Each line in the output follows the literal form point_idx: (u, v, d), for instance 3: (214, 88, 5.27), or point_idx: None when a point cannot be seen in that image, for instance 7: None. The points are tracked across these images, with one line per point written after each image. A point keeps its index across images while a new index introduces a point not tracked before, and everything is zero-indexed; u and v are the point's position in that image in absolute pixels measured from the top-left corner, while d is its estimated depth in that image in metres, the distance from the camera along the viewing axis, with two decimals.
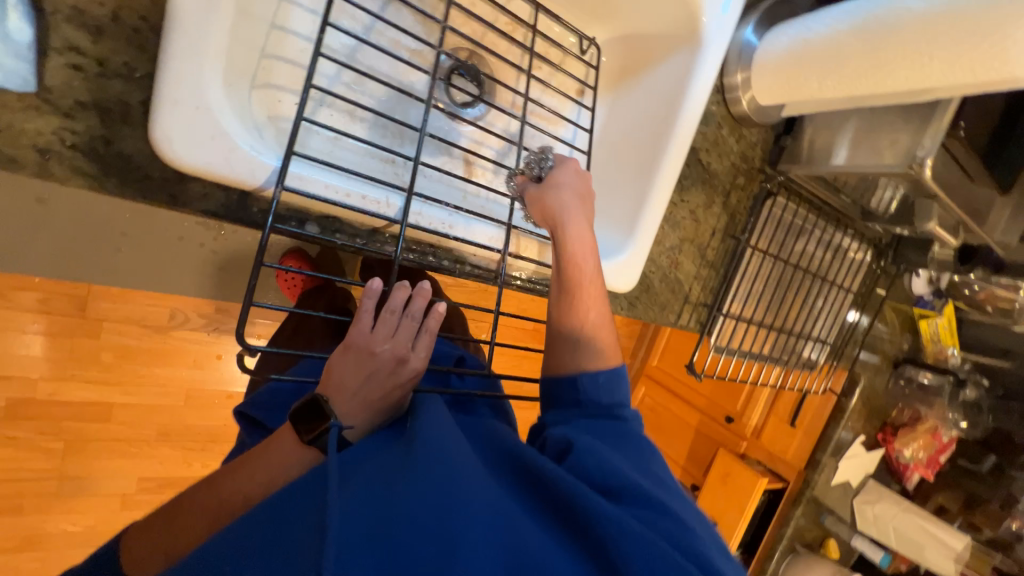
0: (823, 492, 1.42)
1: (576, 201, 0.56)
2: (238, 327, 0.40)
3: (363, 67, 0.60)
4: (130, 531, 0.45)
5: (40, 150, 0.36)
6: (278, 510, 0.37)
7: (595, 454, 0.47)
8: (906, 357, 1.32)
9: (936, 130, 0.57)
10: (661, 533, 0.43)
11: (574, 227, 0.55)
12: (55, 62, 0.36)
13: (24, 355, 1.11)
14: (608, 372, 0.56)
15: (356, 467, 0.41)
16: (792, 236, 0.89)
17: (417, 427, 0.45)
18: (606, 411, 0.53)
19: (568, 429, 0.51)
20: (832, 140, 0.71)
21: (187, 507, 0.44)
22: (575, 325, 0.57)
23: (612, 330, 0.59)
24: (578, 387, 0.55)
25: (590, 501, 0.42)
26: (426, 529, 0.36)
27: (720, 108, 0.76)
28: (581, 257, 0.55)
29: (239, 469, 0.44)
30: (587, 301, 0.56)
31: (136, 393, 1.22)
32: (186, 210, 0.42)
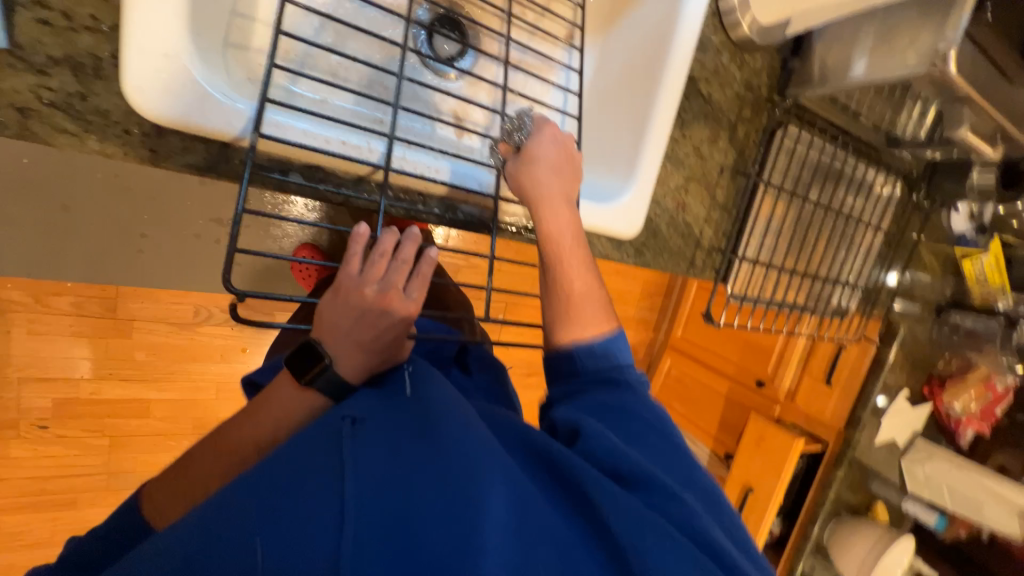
0: (865, 451, 1.34)
1: (551, 173, 0.54)
2: (224, 270, 0.40)
3: (342, 24, 0.58)
4: (146, 486, 0.46)
5: (19, 109, 0.37)
6: (278, 455, 0.37)
7: (608, 438, 0.46)
8: (949, 302, 1.23)
9: (957, 18, 0.51)
10: (675, 520, 0.42)
11: (550, 196, 0.54)
12: (22, 17, 0.36)
13: (69, 356, 1.15)
14: (601, 339, 0.54)
15: (364, 433, 0.38)
16: (811, 171, 0.84)
17: (425, 399, 0.43)
18: (618, 397, 0.51)
19: (579, 411, 0.49)
20: (849, 52, 0.65)
21: (204, 460, 0.44)
22: (563, 292, 0.55)
23: (602, 293, 0.57)
24: (575, 368, 0.54)
25: (603, 492, 0.42)
26: (442, 520, 0.34)
27: (718, 35, 0.71)
28: (558, 233, 0.54)
29: (246, 418, 0.45)
30: (568, 267, 0.54)
31: (170, 389, 1.27)
32: (168, 165, 0.43)
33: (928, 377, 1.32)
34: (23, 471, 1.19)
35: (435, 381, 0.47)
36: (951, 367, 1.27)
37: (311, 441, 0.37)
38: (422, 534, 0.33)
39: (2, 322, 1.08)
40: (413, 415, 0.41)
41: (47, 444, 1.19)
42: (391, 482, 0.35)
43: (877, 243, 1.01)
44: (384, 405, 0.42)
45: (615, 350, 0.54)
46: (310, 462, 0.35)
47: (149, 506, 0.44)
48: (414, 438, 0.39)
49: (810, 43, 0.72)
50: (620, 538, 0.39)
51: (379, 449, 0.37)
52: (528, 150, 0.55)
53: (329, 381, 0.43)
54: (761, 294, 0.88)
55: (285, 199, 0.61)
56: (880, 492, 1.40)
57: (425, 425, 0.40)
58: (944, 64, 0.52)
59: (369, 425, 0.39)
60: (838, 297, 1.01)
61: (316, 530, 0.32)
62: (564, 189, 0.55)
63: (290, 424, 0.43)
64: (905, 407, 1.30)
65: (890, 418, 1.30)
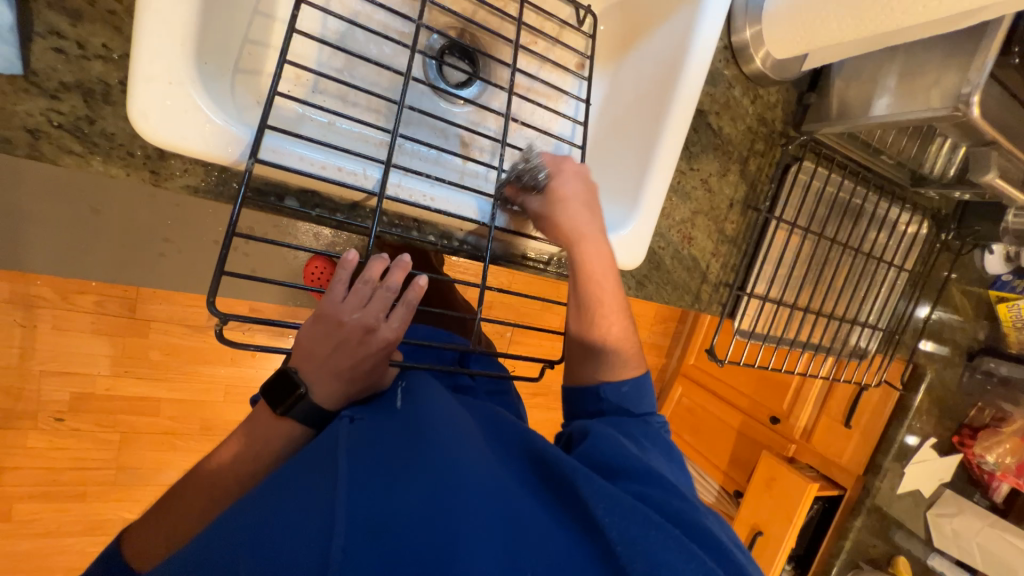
0: (885, 500, 1.26)
1: (583, 210, 0.55)
2: (208, 297, 0.41)
3: (353, 51, 0.59)
4: (128, 533, 0.46)
5: (30, 130, 0.39)
6: (259, 498, 0.38)
7: (614, 442, 0.50)
8: (981, 347, 1.15)
9: (982, 62, 0.50)
10: (670, 517, 0.45)
11: (586, 242, 0.55)
12: (39, 46, 0.38)
13: (88, 353, 1.15)
14: (631, 383, 0.60)
15: (362, 437, 0.41)
16: (828, 209, 0.81)
17: (413, 406, 0.46)
18: (629, 422, 0.57)
19: (595, 423, 0.55)
20: (869, 90, 0.63)
21: (188, 495, 0.44)
22: (602, 334, 0.59)
23: (635, 341, 0.62)
24: (603, 402, 0.59)
25: (589, 483, 0.43)
26: (423, 517, 0.35)
27: (731, 69, 0.70)
28: (599, 277, 0.56)
29: (225, 451, 0.45)
30: (608, 314, 0.59)
31: (179, 388, 1.25)
32: (168, 186, 0.44)
33: (959, 426, 1.20)
34: (34, 461, 1.18)
35: (430, 388, 0.50)
36: (984, 417, 1.18)
37: (312, 457, 0.40)
38: (405, 529, 0.34)
39: (28, 317, 1.07)
40: (405, 420, 0.44)
41: (60, 436, 1.18)
42: (390, 479, 0.38)
43: (899, 283, 0.96)
44: (376, 415, 0.45)
45: (643, 395, 0.60)
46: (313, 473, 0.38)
47: (132, 549, 0.44)
48: (407, 435, 0.42)
49: (829, 80, 0.70)
50: (613, 541, 0.40)
51: (377, 452, 0.40)
52: (552, 193, 0.56)
53: (307, 408, 0.43)
54: (769, 331, 0.84)
55: (291, 223, 0.59)
56: (903, 545, 1.29)
57: (420, 430, 0.43)
58: (969, 109, 0.50)
59: (370, 433, 0.42)
60: (856, 337, 0.96)
61: (319, 529, 0.34)
62: (598, 228, 0.56)
63: (272, 455, 0.44)
64: (933, 458, 1.20)
65: (915, 468, 1.21)
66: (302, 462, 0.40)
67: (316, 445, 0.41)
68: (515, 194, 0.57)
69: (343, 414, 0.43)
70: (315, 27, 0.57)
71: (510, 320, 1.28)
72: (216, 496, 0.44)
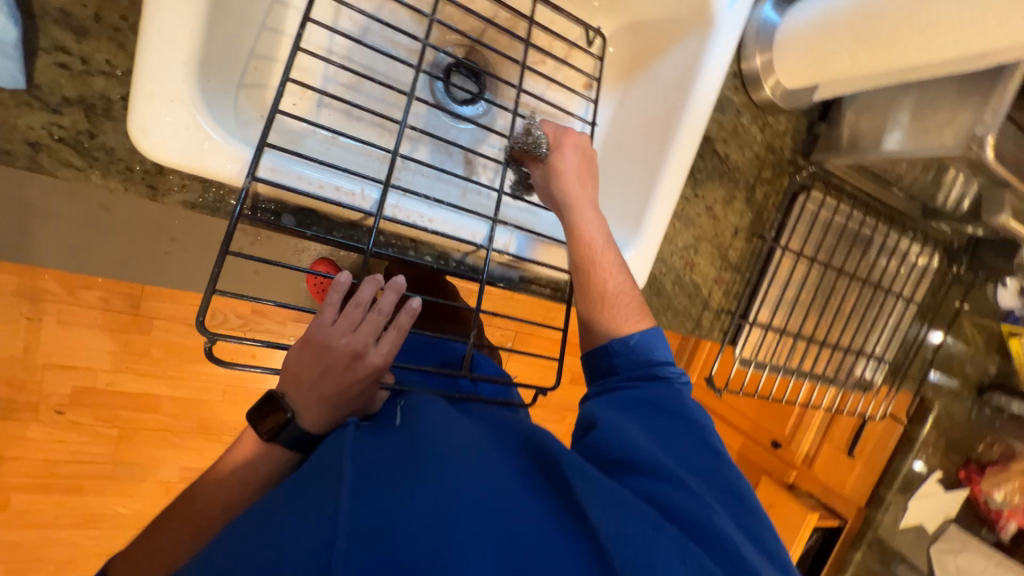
0: (889, 533, 1.25)
1: (577, 182, 0.56)
2: (198, 317, 0.41)
3: (360, 67, 0.59)
4: (113, 560, 0.45)
5: (31, 144, 0.39)
6: (237, 528, 0.37)
7: (620, 431, 0.45)
8: (992, 382, 1.12)
9: (999, 101, 0.48)
10: (680, 514, 0.40)
11: (579, 210, 0.55)
12: (43, 61, 0.38)
13: (90, 348, 1.14)
14: (638, 334, 0.53)
15: (365, 448, 0.42)
16: (837, 238, 0.79)
17: (418, 416, 0.47)
18: (649, 390, 0.50)
19: (602, 405, 0.50)
20: (881, 123, 0.62)
21: (175, 517, 0.45)
22: (596, 286, 0.54)
23: (636, 293, 0.55)
24: (615, 369, 0.53)
25: (586, 480, 0.41)
26: (412, 516, 0.35)
27: (739, 95, 0.69)
28: (597, 239, 0.54)
29: (213, 478, 0.45)
30: (601, 265, 0.54)
31: (179, 386, 1.25)
32: (165, 201, 0.44)
33: (966, 460, 1.19)
34: (35, 453, 1.18)
35: (432, 402, 0.49)
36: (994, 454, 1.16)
37: (318, 462, 0.41)
38: (392, 527, 0.34)
39: (34, 310, 1.04)
40: (410, 430, 0.45)
41: (61, 429, 1.18)
42: (388, 485, 0.37)
43: (909, 314, 0.94)
44: (380, 429, 0.46)
45: (654, 347, 0.53)
46: (316, 481, 0.39)
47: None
48: (409, 441, 0.43)
49: (840, 110, 0.69)
50: (605, 539, 0.36)
51: (378, 460, 0.40)
52: (549, 163, 0.57)
53: (292, 433, 0.43)
54: (772, 359, 0.83)
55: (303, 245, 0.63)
56: None
57: (420, 436, 0.43)
58: (982, 149, 0.49)
59: (370, 439, 0.43)
60: (862, 368, 0.94)
61: (315, 531, 0.34)
62: (593, 197, 0.56)
63: (257, 479, 0.44)
64: (936, 492, 1.19)
65: (919, 502, 1.20)
66: (310, 469, 0.41)
67: (322, 452, 0.42)
68: (522, 157, 0.59)
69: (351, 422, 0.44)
70: (323, 44, 0.57)
71: (511, 332, 1.25)
72: (201, 517, 0.44)
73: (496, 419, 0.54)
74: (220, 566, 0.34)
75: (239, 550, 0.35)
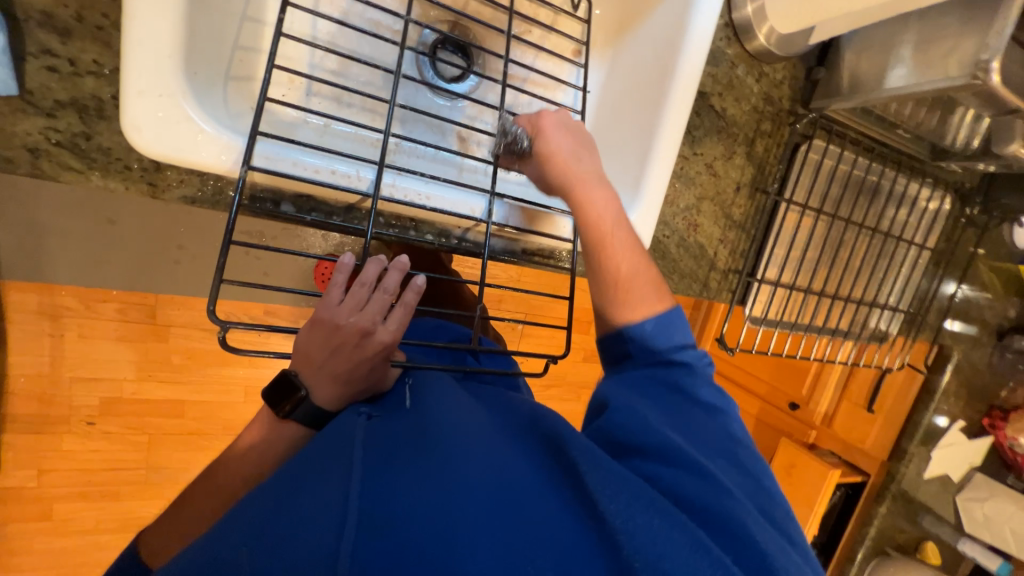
0: (913, 485, 1.25)
1: (575, 156, 0.54)
2: (209, 301, 0.41)
3: (345, 50, 0.59)
4: (144, 533, 0.46)
5: (30, 149, 0.40)
6: (261, 503, 0.38)
7: (635, 415, 0.45)
8: (1013, 326, 1.10)
9: (1003, 24, 0.45)
10: (690, 498, 0.40)
11: (584, 186, 0.53)
12: (31, 65, 0.39)
13: (112, 358, 1.17)
14: (655, 318, 0.51)
15: (370, 438, 0.42)
16: (842, 189, 0.77)
17: (424, 406, 0.47)
18: (667, 371, 0.49)
19: (613, 386, 0.49)
20: (883, 62, 0.60)
21: (199, 495, 0.46)
22: (610, 269, 0.52)
23: (651, 268, 0.53)
24: (630, 339, 0.51)
25: (595, 468, 0.40)
26: (419, 511, 0.35)
27: (734, 47, 0.67)
28: (607, 219, 0.52)
29: (234, 455, 0.46)
30: (610, 245, 0.52)
31: (201, 391, 1.28)
32: (166, 198, 0.45)
33: (988, 408, 1.15)
34: (71, 463, 1.22)
35: (441, 387, 0.50)
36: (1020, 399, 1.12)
37: (326, 446, 0.42)
38: (401, 518, 0.34)
39: (54, 327, 1.08)
40: (420, 421, 0.45)
41: (93, 439, 1.22)
42: (394, 476, 0.37)
43: (922, 262, 0.92)
44: (387, 415, 0.46)
45: (673, 331, 0.50)
46: (322, 471, 0.39)
47: (147, 550, 0.45)
48: (415, 436, 0.42)
49: (839, 53, 0.67)
50: (614, 530, 0.36)
51: (384, 451, 0.40)
52: (538, 152, 0.54)
53: (308, 409, 0.44)
54: (781, 317, 0.82)
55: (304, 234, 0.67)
56: (932, 530, 1.27)
57: (429, 426, 0.44)
58: (988, 76, 0.47)
59: (380, 428, 0.43)
60: (876, 320, 0.92)
61: (323, 518, 0.34)
62: (593, 170, 0.54)
63: (276, 457, 0.45)
64: (961, 440, 1.17)
65: (943, 453, 1.18)
66: (320, 451, 0.41)
67: (326, 442, 0.42)
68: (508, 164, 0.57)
69: (360, 409, 0.45)
70: (306, 30, 0.57)
71: (519, 312, 1.26)
72: (226, 497, 0.45)
73: (501, 400, 0.54)
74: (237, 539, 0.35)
75: (264, 515, 0.36)
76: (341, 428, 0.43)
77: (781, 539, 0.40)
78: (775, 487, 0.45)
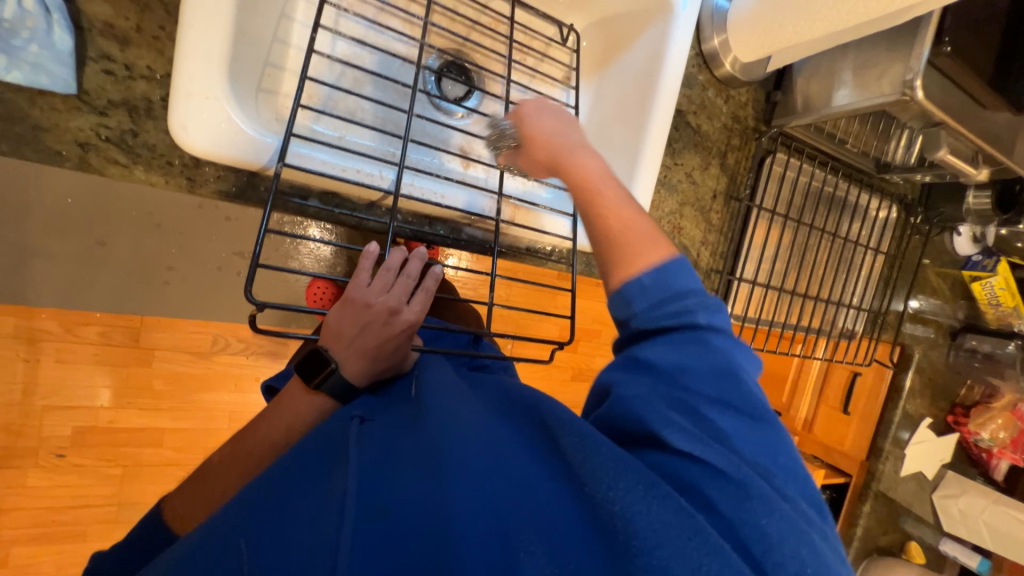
0: (892, 485, 1.28)
1: (564, 130, 0.53)
2: (246, 283, 0.43)
3: (362, 70, 0.65)
4: (165, 501, 0.46)
5: (81, 143, 0.49)
6: (291, 477, 0.39)
7: (639, 396, 0.41)
8: (963, 326, 1.22)
9: (920, 50, 0.56)
10: (690, 485, 0.37)
11: (577, 156, 0.51)
12: (92, 69, 0.47)
13: (60, 391, 0.87)
14: (655, 270, 0.45)
15: (370, 440, 0.41)
16: (807, 197, 0.87)
17: (425, 397, 0.47)
18: (674, 344, 0.43)
19: (618, 370, 0.45)
20: (829, 84, 0.70)
21: (222, 466, 0.46)
22: (601, 229, 0.49)
23: (650, 223, 0.49)
24: (632, 316, 0.45)
25: (593, 454, 0.37)
26: (418, 510, 0.35)
27: (704, 72, 0.77)
28: (596, 181, 0.50)
29: (260, 424, 0.47)
30: (601, 208, 0.49)
31: (166, 419, 0.95)
32: (202, 190, 0.54)
33: (952, 406, 1.27)
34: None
35: (442, 377, 0.50)
36: (975, 395, 1.27)
37: (325, 448, 0.41)
38: (403, 517, 0.34)
39: (30, 350, 0.81)
40: (417, 416, 0.44)
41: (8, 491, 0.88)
42: (392, 476, 0.37)
43: (878, 264, 1.02)
44: (388, 411, 0.46)
45: (673, 279, 0.45)
46: (321, 474, 0.39)
47: (169, 513, 0.45)
48: (414, 437, 0.41)
49: (793, 79, 0.78)
50: (613, 517, 0.34)
51: (378, 457, 0.39)
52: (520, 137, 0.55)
53: (337, 382, 0.46)
54: (762, 315, 0.90)
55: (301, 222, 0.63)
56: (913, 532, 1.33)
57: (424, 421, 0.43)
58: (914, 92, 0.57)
59: (379, 425, 0.43)
60: (843, 319, 1.01)
61: (322, 521, 0.34)
62: (580, 140, 0.53)
63: (305, 427, 0.47)
64: (930, 438, 1.26)
65: (916, 450, 1.26)
66: (321, 450, 0.41)
67: (323, 445, 0.42)
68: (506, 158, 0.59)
69: (353, 415, 0.44)
70: (327, 48, 0.63)
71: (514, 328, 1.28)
72: (254, 464, 0.46)
73: (500, 392, 0.52)
74: (254, 517, 0.36)
75: (286, 488, 0.38)
76: (347, 426, 0.43)
77: (794, 517, 0.36)
78: (796, 459, 0.42)
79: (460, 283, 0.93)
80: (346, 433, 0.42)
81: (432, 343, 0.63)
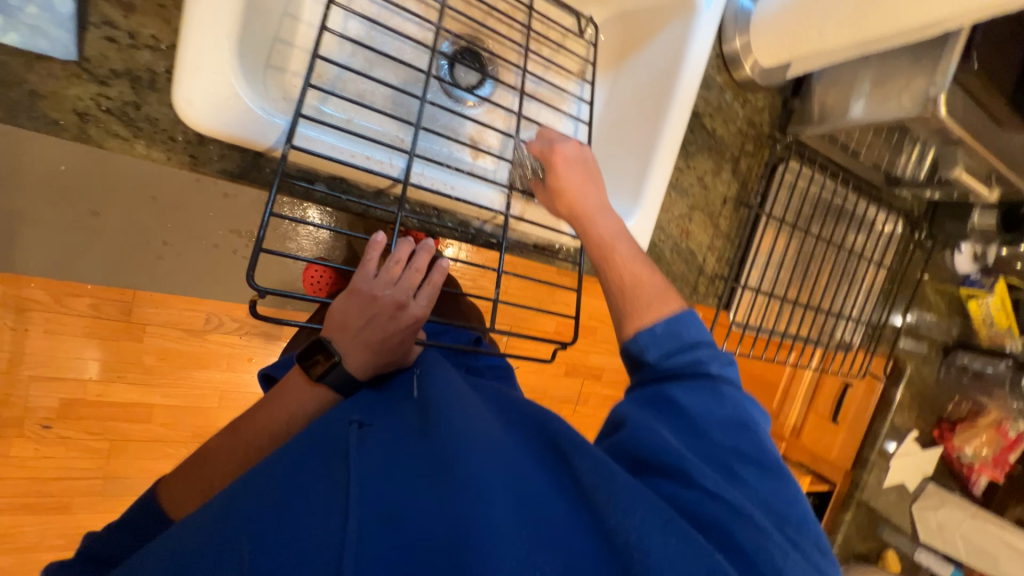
0: (874, 494, 1.30)
1: (588, 189, 0.56)
2: (249, 266, 0.41)
3: (373, 50, 0.63)
4: (159, 482, 0.46)
5: (79, 113, 0.48)
6: (290, 469, 0.38)
7: (653, 431, 0.41)
8: (956, 343, 1.24)
9: (946, 67, 0.55)
10: (705, 516, 0.37)
11: (596, 215, 0.55)
12: (93, 35, 0.47)
13: (52, 365, 0.78)
14: (665, 321, 0.48)
15: (376, 443, 0.40)
16: (815, 208, 0.87)
17: (429, 398, 0.45)
18: (692, 393, 0.45)
19: (633, 405, 0.46)
20: (846, 96, 0.70)
21: (218, 451, 0.46)
22: (616, 282, 0.53)
23: (660, 277, 0.53)
24: (644, 363, 0.48)
25: (609, 480, 0.36)
26: (429, 523, 0.33)
27: (722, 75, 0.76)
28: (612, 238, 0.54)
29: (259, 411, 0.46)
30: (617, 261, 0.53)
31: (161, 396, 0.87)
32: (205, 169, 0.53)
33: (938, 420, 1.29)
34: None
35: (449, 379, 0.48)
36: (961, 411, 1.28)
37: (324, 446, 0.39)
38: (414, 529, 0.33)
39: (17, 321, 0.73)
40: (422, 418, 0.43)
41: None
42: (400, 484, 0.36)
43: (880, 279, 1.02)
44: (389, 411, 0.45)
45: (684, 330, 0.48)
46: (322, 472, 0.37)
47: (163, 494, 0.44)
48: (421, 442, 0.40)
49: (811, 86, 0.76)
50: (626, 545, 0.33)
51: (387, 459, 0.38)
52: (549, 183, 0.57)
53: (339, 375, 0.45)
54: (763, 323, 0.90)
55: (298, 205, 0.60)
56: (891, 540, 1.35)
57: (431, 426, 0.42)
58: (935, 109, 0.56)
59: (383, 428, 0.42)
60: (842, 331, 1.01)
61: (328, 525, 0.33)
62: (600, 201, 0.56)
63: (304, 417, 0.46)
64: (915, 450, 1.28)
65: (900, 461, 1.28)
66: (321, 449, 0.39)
67: (322, 442, 0.40)
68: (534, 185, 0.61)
69: (352, 418, 0.42)
70: (338, 26, 0.61)
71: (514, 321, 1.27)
72: (251, 451, 0.45)
73: (503, 400, 0.51)
74: (248, 515, 0.34)
75: (282, 480, 0.37)
76: (345, 425, 0.42)
77: (804, 563, 0.36)
78: (800, 506, 0.42)
79: (463, 275, 0.92)
80: (346, 435, 0.40)
81: (435, 337, 0.62)
